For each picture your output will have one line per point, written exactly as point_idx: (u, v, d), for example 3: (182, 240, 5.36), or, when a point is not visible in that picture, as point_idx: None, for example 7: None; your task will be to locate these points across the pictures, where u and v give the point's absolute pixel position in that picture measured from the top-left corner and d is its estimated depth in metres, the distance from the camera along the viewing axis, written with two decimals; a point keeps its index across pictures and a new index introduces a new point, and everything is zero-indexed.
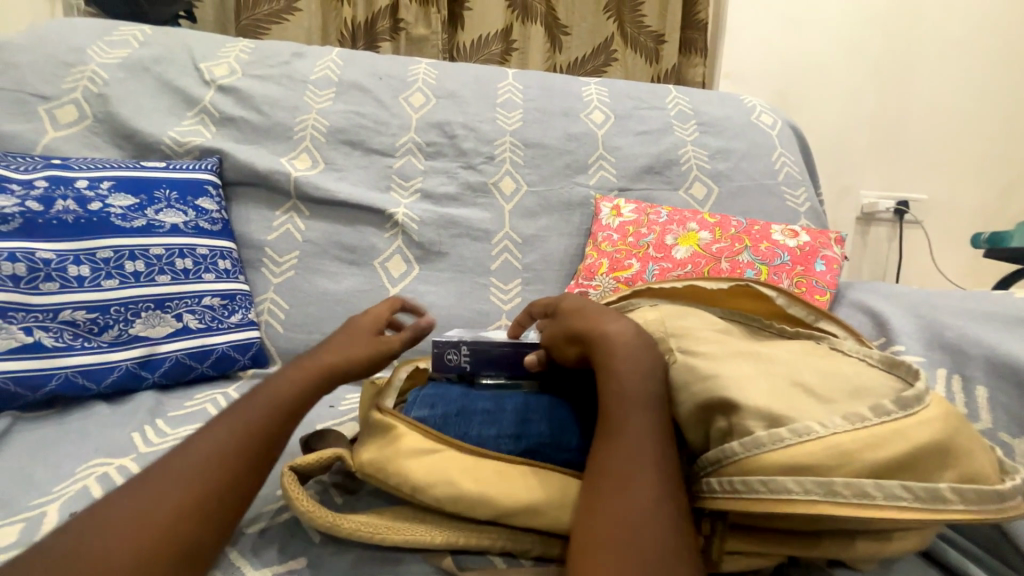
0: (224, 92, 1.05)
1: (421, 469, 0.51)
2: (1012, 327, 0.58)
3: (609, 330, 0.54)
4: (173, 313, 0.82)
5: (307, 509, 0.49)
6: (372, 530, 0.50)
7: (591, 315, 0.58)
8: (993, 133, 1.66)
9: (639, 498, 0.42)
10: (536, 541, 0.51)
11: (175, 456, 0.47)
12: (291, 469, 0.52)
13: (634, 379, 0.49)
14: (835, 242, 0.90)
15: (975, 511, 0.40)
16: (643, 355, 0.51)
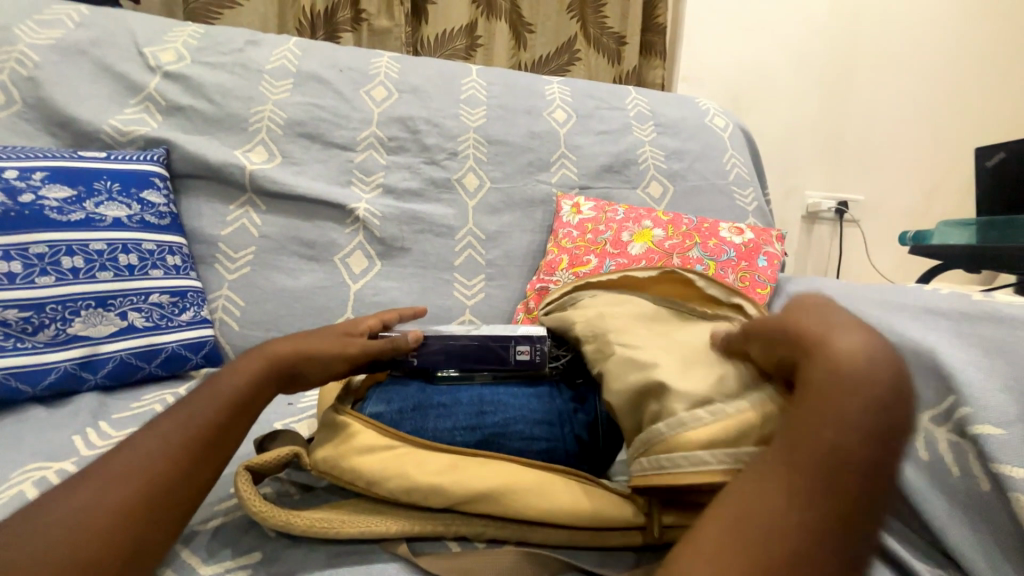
0: (171, 79, 1.00)
1: (374, 461, 0.52)
2: (918, 316, 0.64)
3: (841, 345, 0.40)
4: (117, 311, 0.78)
5: (257, 507, 0.49)
6: (327, 525, 0.50)
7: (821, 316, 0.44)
8: (921, 139, 1.81)
9: (802, 523, 0.34)
10: (489, 524, 0.52)
11: (108, 460, 0.47)
12: (246, 469, 0.52)
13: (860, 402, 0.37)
14: (776, 239, 0.96)
15: None
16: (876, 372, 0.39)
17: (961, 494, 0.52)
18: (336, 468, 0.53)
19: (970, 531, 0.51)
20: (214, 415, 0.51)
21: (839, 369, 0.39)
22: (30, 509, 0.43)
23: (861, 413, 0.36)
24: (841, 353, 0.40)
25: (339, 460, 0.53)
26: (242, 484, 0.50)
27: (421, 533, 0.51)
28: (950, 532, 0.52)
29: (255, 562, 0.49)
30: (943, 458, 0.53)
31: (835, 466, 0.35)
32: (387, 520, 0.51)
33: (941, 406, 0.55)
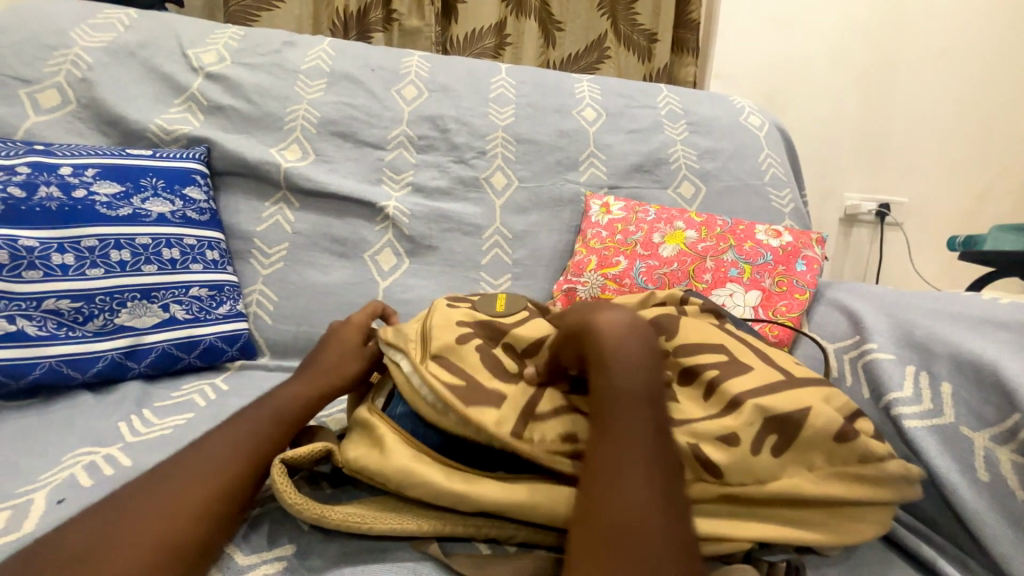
0: (212, 79, 1.03)
1: (399, 463, 0.52)
2: (977, 326, 0.60)
3: (602, 326, 0.52)
4: (160, 304, 0.81)
5: (292, 500, 0.50)
6: (360, 520, 0.51)
7: (591, 309, 0.56)
8: (972, 138, 1.71)
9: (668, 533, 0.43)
10: (518, 528, 0.53)
11: (175, 462, 0.52)
12: (281, 461, 0.53)
13: (632, 376, 0.49)
14: (817, 242, 0.92)
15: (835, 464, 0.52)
16: (640, 349, 0.51)
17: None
18: (365, 469, 0.53)
19: None
20: (270, 424, 0.57)
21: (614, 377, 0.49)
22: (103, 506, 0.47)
23: (638, 389, 0.49)
24: (610, 331, 0.52)
25: (368, 459, 0.53)
26: (278, 477, 0.51)
27: (447, 534, 0.52)
28: (1014, 558, 0.48)
29: (289, 556, 0.50)
30: (1005, 479, 0.50)
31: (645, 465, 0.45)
32: (412, 518, 0.52)
33: (1004, 424, 0.51)
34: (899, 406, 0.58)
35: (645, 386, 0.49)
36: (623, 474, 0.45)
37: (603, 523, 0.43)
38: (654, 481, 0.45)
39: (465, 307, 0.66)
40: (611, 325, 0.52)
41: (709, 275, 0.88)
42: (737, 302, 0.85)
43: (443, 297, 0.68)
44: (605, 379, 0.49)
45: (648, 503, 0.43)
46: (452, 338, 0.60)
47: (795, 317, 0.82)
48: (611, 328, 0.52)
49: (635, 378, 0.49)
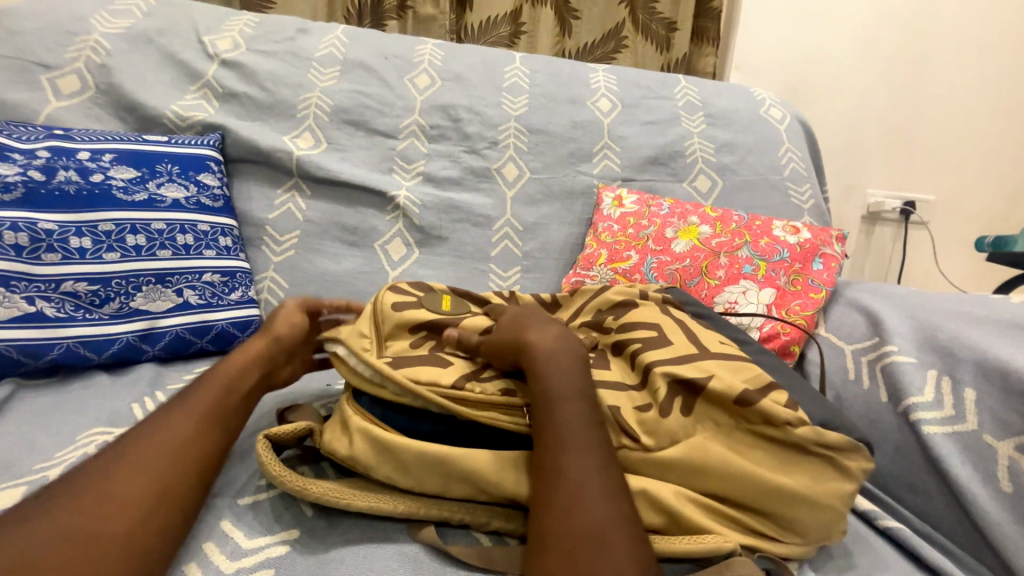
0: (228, 67, 1.04)
1: (369, 442, 0.51)
2: (1005, 331, 0.58)
3: (530, 340, 0.54)
4: (174, 288, 0.82)
5: (277, 473, 0.50)
6: (338, 496, 0.50)
7: (520, 323, 0.58)
8: (1007, 135, 1.64)
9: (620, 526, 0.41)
10: (495, 515, 0.51)
11: (126, 440, 0.48)
12: (265, 437, 0.53)
13: (566, 383, 0.50)
14: (837, 240, 0.88)
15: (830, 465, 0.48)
16: (569, 358, 0.53)
17: None
18: (335, 452, 0.52)
19: None
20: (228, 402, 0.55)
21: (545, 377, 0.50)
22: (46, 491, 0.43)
23: (575, 393, 0.49)
24: (540, 344, 0.54)
25: (339, 443, 0.52)
26: (262, 451, 0.51)
27: (421, 516, 0.50)
28: None
29: (293, 538, 0.51)
30: None
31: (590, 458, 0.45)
32: (387, 496, 0.51)
33: None
34: (917, 411, 0.56)
35: (581, 391, 0.50)
36: (568, 469, 0.44)
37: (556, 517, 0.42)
38: (604, 480, 0.44)
39: (412, 300, 0.65)
40: (539, 338, 0.54)
41: (722, 272, 0.85)
42: (750, 300, 0.82)
43: (387, 289, 0.65)
44: (541, 388, 0.49)
45: (599, 497, 0.43)
46: (406, 343, 0.61)
47: (810, 316, 0.79)
48: (539, 340, 0.54)
49: (568, 377, 0.51)
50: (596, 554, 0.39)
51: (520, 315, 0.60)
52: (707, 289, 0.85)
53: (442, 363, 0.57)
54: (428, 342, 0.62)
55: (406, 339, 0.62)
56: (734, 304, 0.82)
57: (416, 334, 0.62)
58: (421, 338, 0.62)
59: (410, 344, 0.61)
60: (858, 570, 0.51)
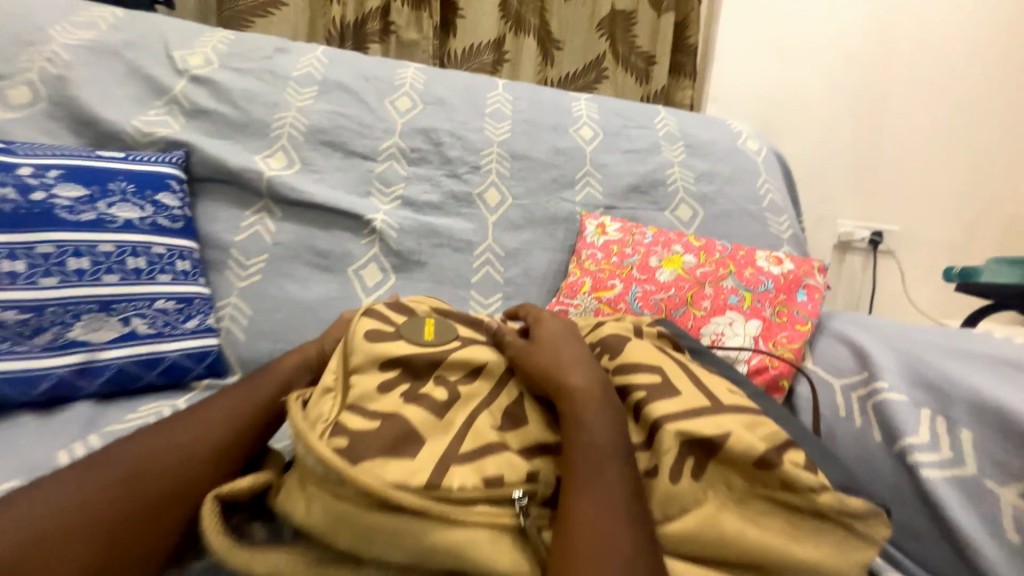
0: (198, 83, 0.99)
1: (328, 508, 0.44)
2: (992, 368, 0.57)
3: (573, 382, 0.51)
4: (120, 317, 0.75)
5: (218, 547, 0.43)
6: (287, 574, 0.44)
7: (560, 359, 0.54)
8: (963, 170, 1.73)
9: None
10: None
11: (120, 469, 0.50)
12: (215, 497, 0.46)
13: (608, 437, 0.46)
14: (818, 271, 0.88)
15: (851, 531, 0.43)
16: (613, 408, 0.49)
17: None
18: (291, 516, 0.46)
19: None
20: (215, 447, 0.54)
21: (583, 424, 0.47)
22: (49, 486, 0.47)
23: (615, 450, 0.46)
24: (584, 388, 0.50)
25: (295, 505, 0.46)
26: (207, 519, 0.44)
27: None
28: None
29: None
30: None
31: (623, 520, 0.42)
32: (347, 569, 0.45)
33: None
34: (914, 453, 0.54)
35: (622, 449, 0.46)
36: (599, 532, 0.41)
37: None
38: (637, 553, 0.40)
39: (388, 329, 0.59)
40: (583, 380, 0.51)
41: (707, 302, 0.83)
42: (736, 331, 0.80)
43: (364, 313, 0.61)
44: (577, 435, 0.46)
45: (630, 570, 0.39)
46: (374, 380, 0.54)
47: (797, 349, 0.77)
48: (581, 385, 0.50)
49: (607, 423, 0.47)
50: None
51: (560, 346, 0.56)
52: (693, 320, 0.83)
53: (411, 430, 0.49)
54: (400, 380, 0.55)
55: (376, 376, 0.54)
56: (720, 336, 0.80)
57: (386, 369, 0.55)
58: (390, 374, 0.55)
59: (375, 384, 0.53)
60: None
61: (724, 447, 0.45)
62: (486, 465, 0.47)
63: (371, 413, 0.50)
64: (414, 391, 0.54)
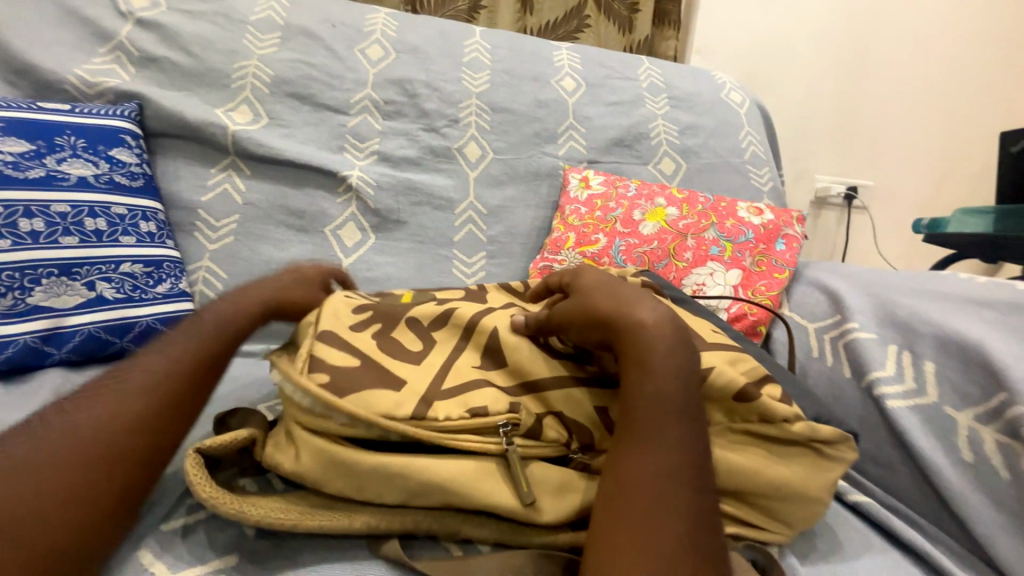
0: (145, 27, 0.91)
1: (318, 455, 0.45)
2: (958, 305, 0.59)
3: (645, 318, 0.48)
4: (84, 282, 0.71)
5: (208, 495, 0.42)
6: (282, 517, 0.44)
7: (622, 295, 0.52)
8: (938, 123, 1.75)
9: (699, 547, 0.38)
10: (464, 522, 0.47)
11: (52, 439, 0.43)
12: (197, 451, 0.45)
13: (673, 382, 0.45)
14: (797, 221, 0.89)
15: (821, 454, 0.46)
16: (683, 349, 0.47)
17: (1009, 500, 0.48)
18: (280, 467, 0.46)
19: (1017, 537, 0.47)
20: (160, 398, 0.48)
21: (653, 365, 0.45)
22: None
23: (679, 395, 0.44)
24: (656, 326, 0.48)
25: (285, 456, 0.47)
26: (191, 469, 0.43)
27: (382, 531, 0.45)
28: (993, 538, 0.48)
29: (230, 566, 0.44)
30: (989, 460, 0.49)
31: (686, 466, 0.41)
32: (339, 509, 0.46)
33: (989, 403, 0.50)
34: (881, 386, 0.57)
35: (688, 395, 0.44)
36: (660, 473, 0.41)
37: (650, 530, 0.38)
38: (693, 499, 0.40)
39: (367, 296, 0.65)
40: (654, 317, 0.48)
41: (690, 254, 0.84)
42: (717, 281, 0.81)
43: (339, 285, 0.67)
44: (652, 380, 0.44)
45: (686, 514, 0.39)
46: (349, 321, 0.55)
47: (774, 296, 0.79)
48: (655, 327, 0.48)
49: (677, 369, 0.45)
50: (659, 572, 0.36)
51: (614, 287, 0.54)
52: (676, 272, 0.83)
53: (389, 370, 0.51)
54: (374, 323, 0.56)
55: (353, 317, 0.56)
56: (702, 286, 0.81)
57: (361, 314, 0.57)
58: (364, 317, 0.57)
59: (351, 326, 0.55)
60: (834, 550, 0.50)
61: (706, 380, 0.46)
62: (472, 400, 0.48)
63: (350, 349, 0.52)
64: (387, 335, 0.55)
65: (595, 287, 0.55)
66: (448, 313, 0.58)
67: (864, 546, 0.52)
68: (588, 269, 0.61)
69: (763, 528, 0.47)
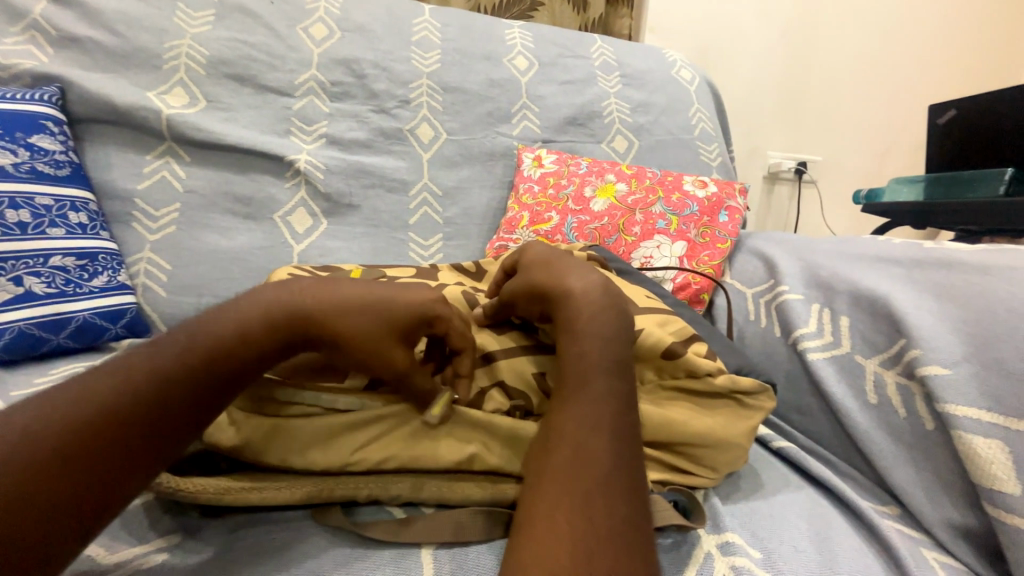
0: (62, 4, 0.85)
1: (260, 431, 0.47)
2: (872, 264, 0.64)
3: (573, 286, 0.52)
4: (10, 277, 0.67)
5: None
6: (222, 490, 0.45)
7: (557, 266, 0.55)
8: (879, 99, 1.84)
9: (621, 488, 0.40)
10: (405, 487, 0.48)
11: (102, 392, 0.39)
12: None
13: (599, 344, 0.48)
14: (739, 193, 0.93)
15: (741, 404, 0.51)
16: (609, 314, 0.50)
17: (905, 434, 0.54)
18: (219, 444, 0.46)
19: (912, 466, 0.53)
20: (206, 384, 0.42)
21: (576, 330, 0.49)
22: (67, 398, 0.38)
23: (605, 354, 0.47)
24: (582, 294, 0.51)
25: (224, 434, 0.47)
26: None
27: (324, 499, 0.47)
28: (893, 469, 0.54)
29: (173, 544, 0.44)
30: (890, 401, 0.55)
31: (610, 418, 0.44)
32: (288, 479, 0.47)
33: (892, 349, 0.56)
34: (804, 341, 0.63)
35: (613, 357, 0.47)
36: (584, 424, 0.43)
37: (573, 476, 0.40)
38: (620, 448, 0.43)
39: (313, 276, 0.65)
40: (582, 285, 0.52)
41: (638, 228, 0.87)
42: (663, 253, 0.84)
43: (290, 267, 0.67)
44: (578, 345, 0.48)
45: (609, 460, 0.42)
46: None
47: (717, 265, 0.83)
48: (582, 295, 0.51)
49: (601, 332, 0.49)
50: (580, 511, 0.38)
51: (553, 259, 0.57)
52: (625, 246, 0.86)
53: None
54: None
55: None
56: (649, 258, 0.84)
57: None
58: None
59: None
60: (758, 491, 0.55)
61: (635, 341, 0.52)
62: None
63: None
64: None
65: (534, 261, 0.58)
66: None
67: (785, 485, 0.57)
68: (535, 245, 0.63)
69: (692, 475, 0.51)
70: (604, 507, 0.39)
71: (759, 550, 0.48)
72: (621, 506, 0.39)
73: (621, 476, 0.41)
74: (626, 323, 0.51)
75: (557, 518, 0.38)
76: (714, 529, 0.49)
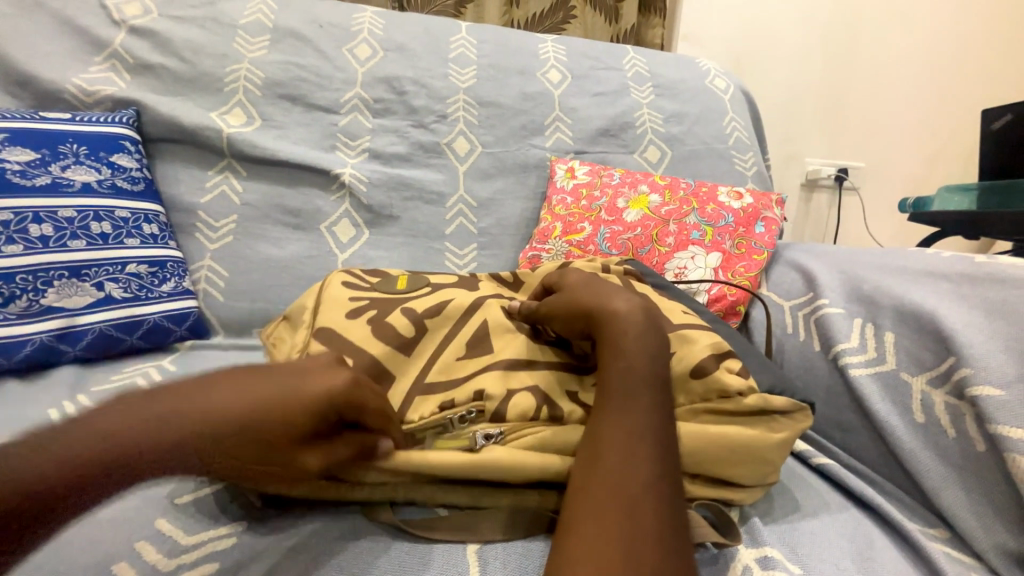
0: (138, 35, 0.93)
1: None
2: (919, 279, 0.63)
3: (617, 307, 0.53)
4: (93, 282, 0.75)
5: None
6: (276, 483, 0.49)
7: (599, 289, 0.57)
8: (926, 103, 1.76)
9: (663, 504, 0.41)
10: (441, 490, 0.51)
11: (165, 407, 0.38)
12: None
13: (644, 360, 0.49)
14: (776, 204, 0.92)
15: (775, 424, 0.52)
16: (652, 335, 0.52)
17: (955, 456, 0.52)
18: None
19: (961, 489, 0.51)
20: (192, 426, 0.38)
21: (621, 347, 0.50)
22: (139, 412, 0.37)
23: (648, 371, 0.49)
24: (626, 314, 0.53)
25: None
26: None
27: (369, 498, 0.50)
28: (940, 491, 0.52)
29: (240, 530, 0.48)
30: (938, 421, 0.53)
31: (653, 435, 0.45)
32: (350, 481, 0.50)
33: (940, 367, 0.54)
34: (846, 356, 0.62)
35: (654, 373, 0.49)
36: (628, 439, 0.45)
37: (616, 489, 0.42)
38: (661, 463, 0.44)
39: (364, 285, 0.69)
40: (626, 306, 0.53)
41: (672, 239, 0.87)
42: (698, 265, 0.84)
43: (342, 271, 0.72)
44: (622, 360, 0.49)
45: (652, 478, 0.43)
46: (343, 309, 0.63)
47: (753, 277, 0.83)
48: (625, 315, 0.53)
49: (645, 350, 0.50)
50: (625, 523, 0.39)
51: (594, 282, 0.59)
52: (658, 257, 0.87)
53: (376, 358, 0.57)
54: (366, 309, 0.63)
55: (347, 305, 0.64)
56: (683, 268, 0.84)
57: (355, 301, 0.64)
58: (359, 305, 0.64)
59: (346, 316, 0.62)
60: (798, 508, 0.55)
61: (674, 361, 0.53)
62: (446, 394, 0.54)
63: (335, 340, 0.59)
64: (378, 318, 0.62)
65: (576, 284, 0.60)
66: (437, 301, 0.64)
67: (824, 502, 0.56)
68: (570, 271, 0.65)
69: (728, 492, 0.52)
70: (646, 522, 0.40)
71: (798, 566, 0.47)
72: (659, 516, 0.40)
73: (663, 493, 0.42)
74: (665, 343, 0.52)
75: (602, 527, 0.39)
76: (752, 544, 0.49)
